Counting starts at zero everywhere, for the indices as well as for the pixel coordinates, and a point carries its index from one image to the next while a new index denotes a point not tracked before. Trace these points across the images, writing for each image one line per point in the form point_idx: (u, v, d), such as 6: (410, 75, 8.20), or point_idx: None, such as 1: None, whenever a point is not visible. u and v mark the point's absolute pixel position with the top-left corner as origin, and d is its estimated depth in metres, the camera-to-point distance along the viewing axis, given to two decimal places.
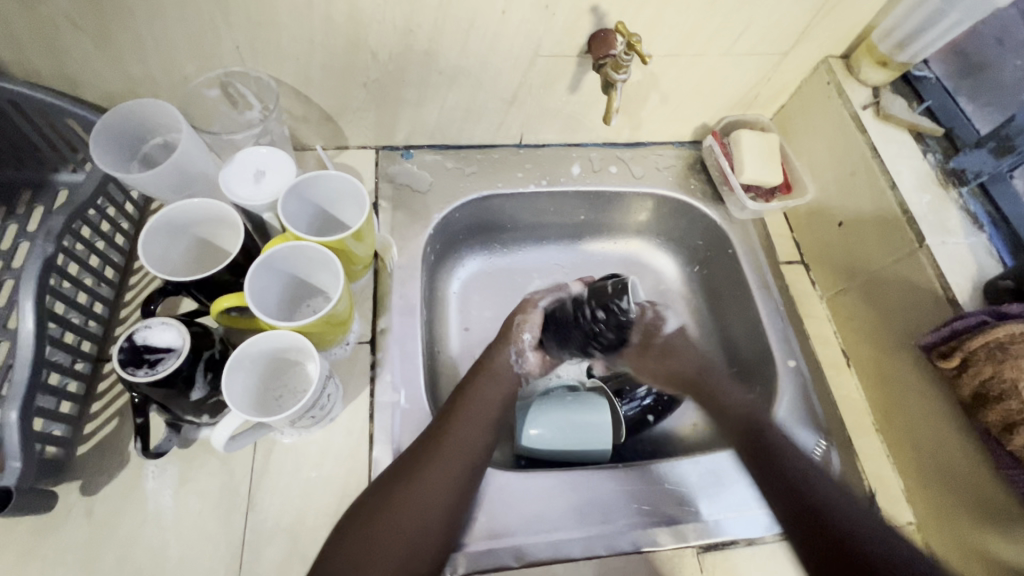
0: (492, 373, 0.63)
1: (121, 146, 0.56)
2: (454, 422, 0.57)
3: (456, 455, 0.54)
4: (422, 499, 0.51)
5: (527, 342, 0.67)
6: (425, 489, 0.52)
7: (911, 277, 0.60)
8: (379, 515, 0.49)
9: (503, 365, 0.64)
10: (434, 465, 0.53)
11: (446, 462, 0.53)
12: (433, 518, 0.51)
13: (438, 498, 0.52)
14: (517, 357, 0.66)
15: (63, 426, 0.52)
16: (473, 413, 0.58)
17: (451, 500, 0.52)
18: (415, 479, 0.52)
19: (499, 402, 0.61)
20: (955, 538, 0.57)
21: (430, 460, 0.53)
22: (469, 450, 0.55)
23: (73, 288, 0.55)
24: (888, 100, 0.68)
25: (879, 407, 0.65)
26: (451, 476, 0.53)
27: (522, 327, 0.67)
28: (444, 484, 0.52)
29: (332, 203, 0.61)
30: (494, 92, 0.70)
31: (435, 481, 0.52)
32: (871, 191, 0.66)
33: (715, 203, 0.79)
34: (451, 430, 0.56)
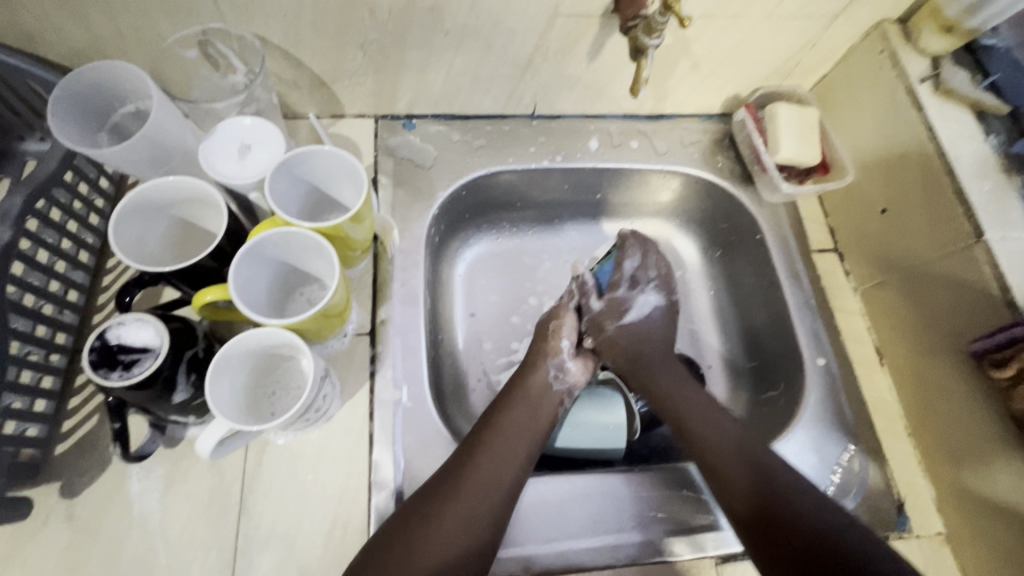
0: (520, 395, 0.58)
1: (86, 115, 0.50)
2: (484, 446, 0.53)
3: (485, 484, 0.50)
4: (449, 532, 0.48)
5: (567, 351, 0.63)
6: (452, 521, 0.48)
7: (964, 274, 0.55)
8: (399, 548, 0.46)
9: (541, 386, 0.60)
10: (461, 493, 0.49)
11: (476, 492, 0.50)
12: (463, 553, 0.47)
13: (467, 531, 0.48)
14: (557, 370, 0.61)
15: (38, 426, 0.48)
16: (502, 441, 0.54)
17: (481, 531, 0.49)
18: (434, 516, 0.48)
19: (531, 421, 0.57)
20: (990, 554, 0.53)
21: (456, 488, 0.50)
22: (501, 479, 0.51)
23: (41, 275, 0.50)
24: (950, 72, 0.60)
25: (914, 411, 0.61)
26: (479, 506, 0.49)
27: (559, 334, 0.63)
28: (472, 515, 0.49)
29: (327, 181, 0.55)
30: (507, 57, 0.62)
31: (462, 511, 0.49)
32: (924, 176, 0.59)
33: (745, 185, 0.72)
34: (478, 458, 0.52)
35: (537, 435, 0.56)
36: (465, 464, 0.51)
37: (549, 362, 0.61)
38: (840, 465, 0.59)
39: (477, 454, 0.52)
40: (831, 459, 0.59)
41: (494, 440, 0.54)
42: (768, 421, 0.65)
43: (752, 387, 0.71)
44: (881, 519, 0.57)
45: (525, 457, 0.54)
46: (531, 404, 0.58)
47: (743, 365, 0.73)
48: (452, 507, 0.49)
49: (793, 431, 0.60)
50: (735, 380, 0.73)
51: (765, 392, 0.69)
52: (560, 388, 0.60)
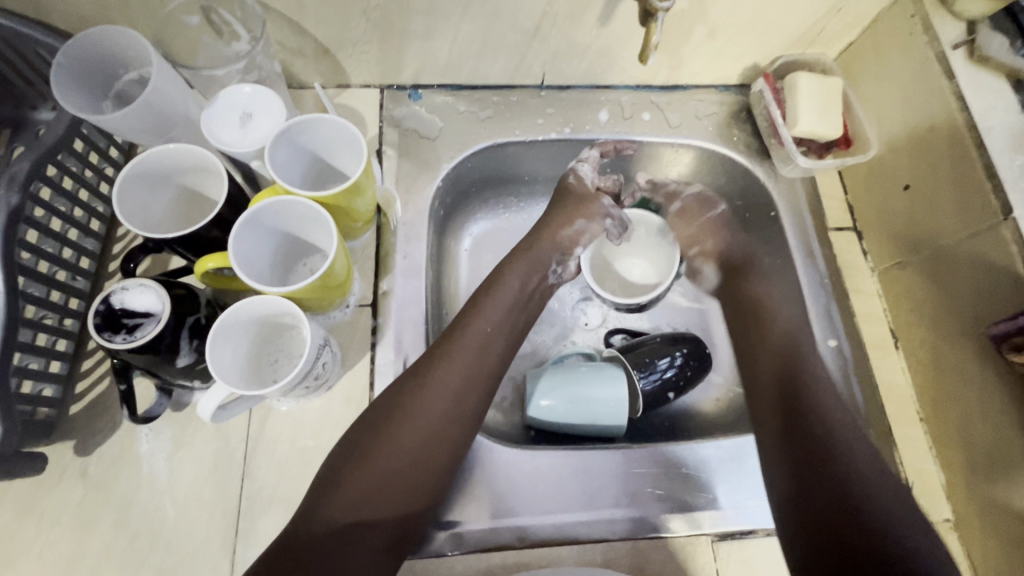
0: (503, 278, 0.60)
1: (89, 83, 0.50)
2: (466, 334, 0.55)
3: (469, 372, 0.53)
4: (432, 417, 0.50)
5: (572, 251, 0.65)
6: (436, 407, 0.50)
7: (988, 254, 0.52)
8: (382, 435, 0.48)
9: (534, 271, 0.63)
10: (445, 380, 0.51)
11: (460, 380, 0.52)
12: (446, 438, 0.50)
13: (450, 417, 0.51)
14: (559, 265, 0.65)
15: (53, 386, 0.50)
16: (480, 329, 0.56)
17: (462, 413, 0.51)
18: (416, 401, 0.50)
19: (514, 304, 0.59)
20: (999, 543, 0.52)
21: (438, 374, 0.52)
22: (483, 367, 0.54)
23: (55, 242, 0.51)
24: (987, 37, 0.56)
25: (927, 396, 0.59)
26: (462, 391, 0.52)
27: (574, 230, 0.65)
28: (457, 402, 0.51)
29: (328, 152, 0.54)
30: (514, 23, 0.60)
31: (451, 396, 0.51)
32: (951, 150, 0.56)
33: (761, 158, 0.70)
34: (457, 345, 0.54)
35: (519, 321, 0.60)
36: (446, 353, 0.53)
37: (551, 253, 0.64)
38: None
39: (460, 342, 0.54)
40: None
41: (478, 323, 0.56)
42: None
43: None
44: None
45: (505, 342, 0.57)
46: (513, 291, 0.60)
47: None
48: (437, 393, 0.51)
49: None
50: None
51: None
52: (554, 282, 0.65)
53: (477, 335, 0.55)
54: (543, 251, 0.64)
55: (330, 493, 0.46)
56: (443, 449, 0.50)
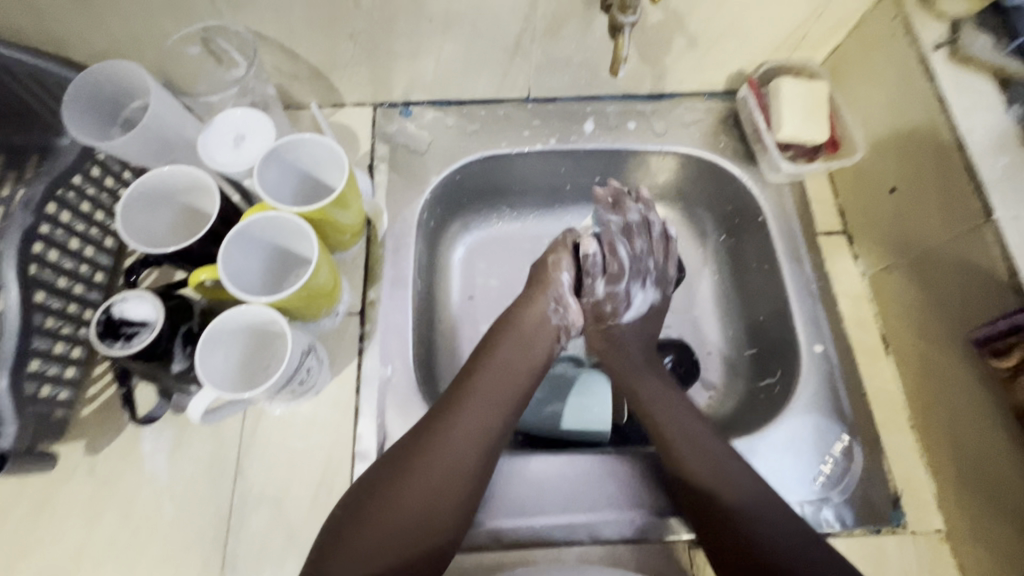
0: (508, 333, 0.60)
1: (99, 114, 0.55)
2: (470, 393, 0.54)
3: (473, 431, 0.52)
4: (434, 481, 0.49)
5: (562, 290, 0.63)
6: (437, 470, 0.49)
7: (973, 258, 0.51)
8: (382, 497, 0.47)
9: (535, 322, 0.61)
10: (450, 439, 0.51)
11: (461, 440, 0.51)
12: (450, 500, 0.49)
13: (452, 480, 0.50)
14: (556, 304, 0.63)
15: (67, 391, 0.54)
16: (486, 387, 0.55)
17: (466, 476, 0.50)
18: (417, 463, 0.49)
19: (521, 359, 0.59)
20: (991, 555, 0.50)
21: (441, 436, 0.51)
22: (488, 427, 0.53)
23: (73, 259, 0.55)
24: (970, 37, 0.55)
25: (918, 403, 0.58)
26: (465, 452, 0.51)
27: (557, 268, 0.63)
28: (459, 463, 0.50)
29: (316, 169, 0.58)
30: (494, 41, 0.63)
31: (454, 458, 0.50)
32: (935, 152, 0.55)
33: (748, 164, 0.70)
34: (462, 404, 0.53)
35: (529, 374, 0.58)
36: (449, 413, 0.52)
37: (547, 299, 0.62)
38: (831, 456, 0.57)
39: (464, 401, 0.53)
40: (822, 449, 0.57)
41: (482, 381, 0.55)
42: (761, 409, 0.64)
43: (750, 374, 0.69)
44: (873, 513, 0.55)
45: (513, 400, 0.56)
46: (521, 346, 0.59)
47: (742, 351, 0.71)
48: (442, 450, 0.50)
49: (783, 419, 0.58)
50: (734, 367, 0.71)
51: (762, 379, 0.67)
52: (555, 324, 0.62)
53: (480, 395, 0.54)
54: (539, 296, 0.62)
55: (330, 559, 0.45)
56: (444, 512, 0.49)
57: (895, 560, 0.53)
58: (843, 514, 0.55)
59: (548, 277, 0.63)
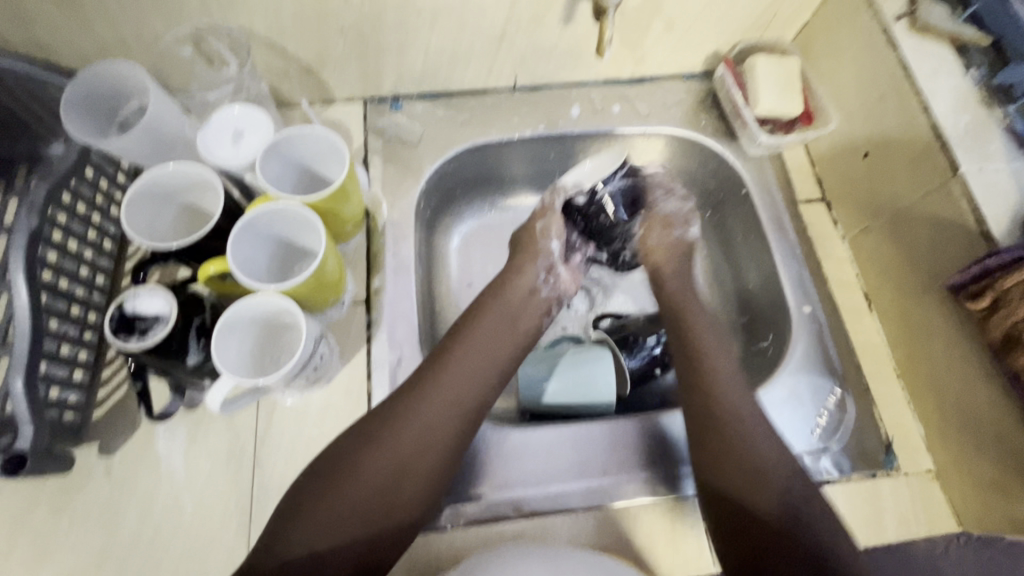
0: (491, 309, 0.62)
1: (93, 113, 0.55)
2: (451, 364, 0.55)
3: (451, 402, 0.53)
4: (407, 445, 0.49)
5: (552, 259, 0.67)
6: (412, 434, 0.50)
7: (943, 211, 0.55)
8: (353, 459, 0.48)
9: (523, 294, 0.64)
10: (428, 404, 0.52)
11: (439, 407, 0.52)
12: (422, 465, 0.49)
13: (427, 446, 0.50)
14: (547, 273, 0.67)
15: (76, 394, 0.54)
16: (469, 359, 0.56)
17: (440, 443, 0.51)
18: (392, 427, 0.50)
19: (506, 331, 0.60)
20: (978, 488, 0.54)
21: (419, 403, 0.52)
22: (467, 398, 0.54)
23: (73, 261, 0.56)
24: (927, 7, 0.59)
25: (902, 354, 0.61)
26: (442, 421, 0.51)
27: (548, 236, 0.68)
28: (436, 430, 0.51)
29: (314, 161, 0.59)
30: (481, 31, 0.65)
31: (429, 423, 0.51)
32: (902, 116, 0.59)
33: (729, 140, 0.73)
34: (444, 373, 0.54)
35: (512, 347, 0.60)
36: (431, 381, 0.53)
37: (536, 269, 0.66)
38: (825, 409, 0.60)
39: (447, 371, 0.54)
40: (816, 403, 0.60)
41: (467, 353, 0.57)
42: (757, 371, 0.66)
43: (743, 340, 0.72)
44: (868, 458, 0.58)
45: (496, 373, 0.57)
46: (502, 321, 0.61)
47: (734, 319, 0.74)
48: (419, 417, 0.51)
49: (779, 377, 0.61)
50: (728, 335, 0.74)
51: (755, 344, 0.70)
52: (546, 295, 0.66)
53: (462, 367, 0.55)
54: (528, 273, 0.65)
55: (294, 519, 0.44)
56: (417, 476, 0.49)
57: (891, 500, 0.56)
58: (841, 462, 0.58)
59: (538, 247, 0.67)
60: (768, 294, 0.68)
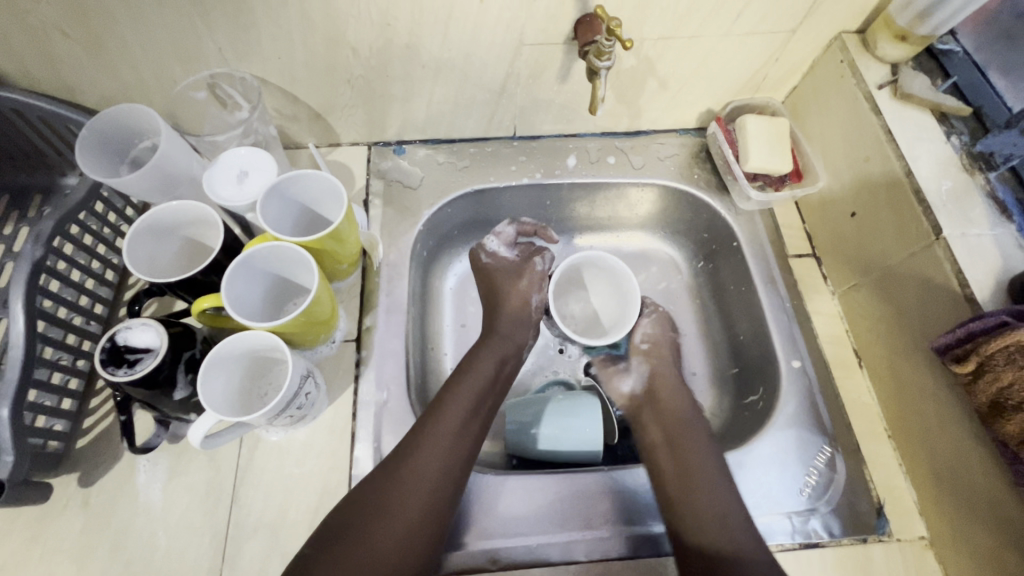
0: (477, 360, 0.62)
1: (109, 149, 0.58)
2: (441, 421, 0.55)
3: (445, 457, 0.53)
4: (411, 507, 0.50)
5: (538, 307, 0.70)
6: (415, 496, 0.50)
7: (928, 272, 0.55)
8: (358, 526, 0.47)
9: (509, 346, 0.65)
10: (426, 462, 0.52)
11: (436, 469, 0.52)
12: (427, 527, 0.49)
13: (428, 511, 0.50)
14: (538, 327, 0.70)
15: (63, 422, 0.55)
16: (458, 410, 0.56)
17: (440, 501, 0.51)
18: (394, 489, 0.50)
19: (491, 378, 0.61)
20: (971, 558, 0.52)
21: (421, 458, 0.52)
22: (459, 455, 0.54)
23: (74, 291, 0.57)
24: (908, 77, 0.62)
25: (892, 414, 0.61)
26: (437, 482, 0.51)
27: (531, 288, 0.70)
28: (436, 492, 0.51)
29: (315, 202, 0.61)
30: (483, 85, 0.68)
31: (429, 481, 0.51)
32: (886, 177, 0.61)
33: (721, 193, 0.75)
34: (437, 427, 0.54)
35: (495, 397, 0.61)
36: (425, 440, 0.53)
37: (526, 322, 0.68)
38: (814, 467, 0.58)
39: (437, 428, 0.54)
40: (805, 462, 0.59)
41: (455, 406, 0.57)
42: (747, 425, 0.66)
43: (734, 393, 0.71)
44: (859, 522, 0.56)
45: (483, 423, 0.58)
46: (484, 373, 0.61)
47: (726, 371, 0.73)
48: (418, 476, 0.51)
49: (768, 433, 0.60)
50: (719, 385, 0.73)
51: (746, 398, 0.69)
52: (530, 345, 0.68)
53: (451, 423, 0.55)
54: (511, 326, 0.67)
55: None
56: (423, 538, 0.49)
57: (882, 566, 0.55)
58: (831, 524, 0.56)
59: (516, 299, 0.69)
60: (756, 347, 0.69)
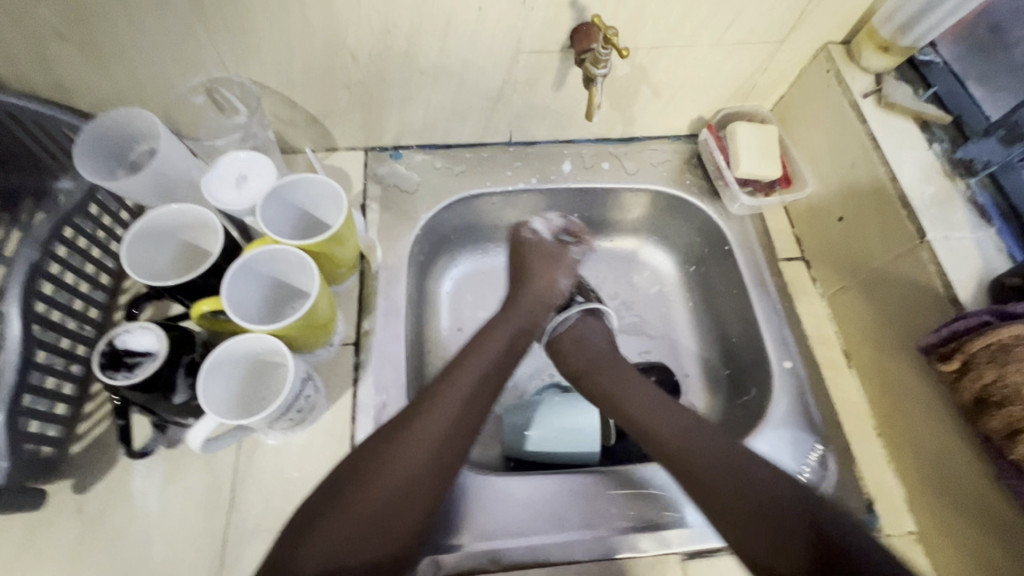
0: (493, 332, 0.63)
1: (107, 153, 0.58)
2: (451, 387, 0.56)
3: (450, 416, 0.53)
4: (413, 462, 0.50)
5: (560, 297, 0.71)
6: (419, 451, 0.50)
7: (912, 274, 0.57)
8: (358, 481, 0.48)
9: (523, 320, 0.66)
10: (433, 422, 0.52)
11: (441, 432, 0.52)
12: (429, 480, 0.50)
13: (429, 470, 0.50)
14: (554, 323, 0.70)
15: (57, 428, 0.54)
16: (470, 375, 0.57)
17: (445, 459, 0.51)
18: (398, 443, 0.50)
19: (503, 349, 0.62)
20: (960, 552, 0.53)
21: (428, 417, 0.52)
22: (465, 425, 0.54)
23: (68, 294, 0.56)
24: (891, 87, 0.65)
25: (881, 413, 0.62)
26: (442, 444, 0.52)
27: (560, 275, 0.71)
28: (441, 449, 0.51)
29: (314, 206, 0.61)
30: (479, 91, 0.69)
31: (434, 439, 0.51)
32: (871, 183, 0.63)
33: (712, 199, 0.76)
34: (446, 389, 0.55)
35: (509, 366, 0.62)
36: (433, 400, 0.54)
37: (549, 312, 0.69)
38: (807, 465, 0.60)
39: (449, 390, 0.55)
40: (798, 460, 0.60)
41: (468, 371, 0.58)
42: (740, 425, 0.67)
43: (728, 394, 0.72)
44: (851, 518, 0.58)
45: (495, 387, 0.58)
46: (495, 342, 0.62)
47: (719, 372, 0.75)
48: (423, 432, 0.51)
49: (762, 433, 0.62)
50: (713, 386, 0.74)
51: (739, 398, 0.70)
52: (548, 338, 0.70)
53: (464, 388, 0.56)
54: (528, 307, 0.68)
55: (302, 543, 0.44)
56: (422, 492, 0.49)
57: None
58: None
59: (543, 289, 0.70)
60: (748, 348, 0.70)
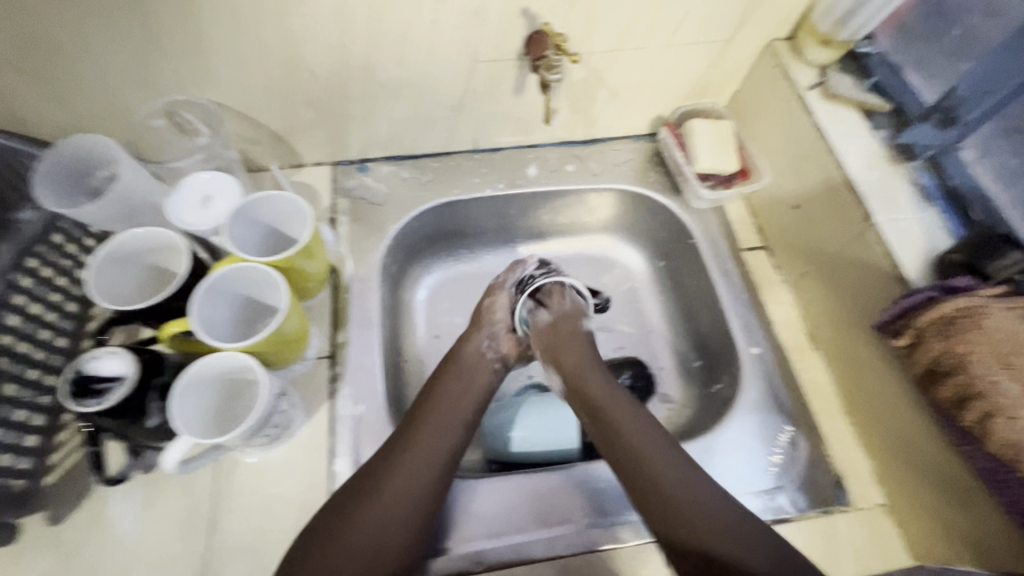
0: (462, 364, 0.64)
1: (67, 180, 0.58)
2: (423, 427, 0.56)
3: (424, 457, 0.54)
4: (391, 506, 0.51)
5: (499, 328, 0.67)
6: (394, 494, 0.51)
7: (864, 256, 0.60)
8: (337, 526, 0.49)
9: (474, 354, 0.65)
10: (407, 462, 0.53)
11: (414, 473, 0.53)
12: (405, 520, 0.51)
13: (404, 511, 0.51)
14: (489, 338, 0.66)
15: (29, 460, 0.53)
16: (440, 413, 0.58)
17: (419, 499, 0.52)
18: (377, 488, 0.51)
19: (468, 385, 0.62)
20: (928, 520, 0.55)
21: (402, 458, 0.53)
22: (434, 463, 0.54)
23: (32, 324, 0.55)
24: (835, 79, 0.68)
25: (846, 392, 0.65)
26: (414, 485, 0.52)
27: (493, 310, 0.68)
28: (413, 490, 0.52)
29: (281, 223, 0.62)
30: (440, 101, 0.70)
31: (408, 481, 0.52)
32: (822, 171, 0.65)
33: (675, 194, 0.78)
34: (419, 428, 0.56)
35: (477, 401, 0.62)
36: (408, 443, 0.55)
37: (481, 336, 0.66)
38: (778, 446, 0.61)
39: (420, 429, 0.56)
40: (769, 441, 0.62)
41: (438, 411, 0.58)
42: (714, 413, 0.69)
43: (701, 383, 0.74)
44: (822, 495, 0.60)
45: (463, 425, 0.59)
46: (464, 378, 0.63)
47: (692, 363, 0.77)
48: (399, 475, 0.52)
49: (733, 419, 0.63)
50: (687, 377, 0.76)
51: (711, 386, 0.72)
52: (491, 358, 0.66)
53: (434, 427, 0.57)
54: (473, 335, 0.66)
55: None
56: (397, 536, 0.50)
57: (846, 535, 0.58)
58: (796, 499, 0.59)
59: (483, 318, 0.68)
60: (717, 337, 0.72)
